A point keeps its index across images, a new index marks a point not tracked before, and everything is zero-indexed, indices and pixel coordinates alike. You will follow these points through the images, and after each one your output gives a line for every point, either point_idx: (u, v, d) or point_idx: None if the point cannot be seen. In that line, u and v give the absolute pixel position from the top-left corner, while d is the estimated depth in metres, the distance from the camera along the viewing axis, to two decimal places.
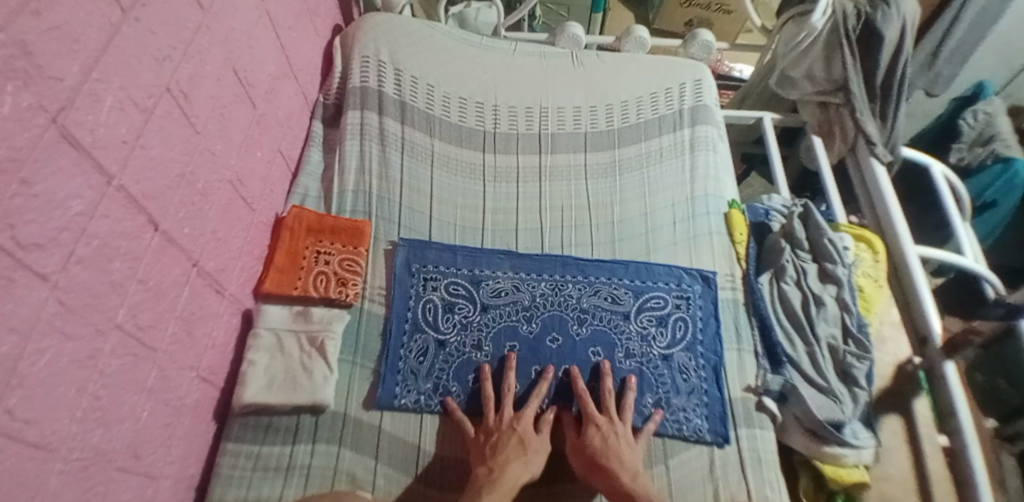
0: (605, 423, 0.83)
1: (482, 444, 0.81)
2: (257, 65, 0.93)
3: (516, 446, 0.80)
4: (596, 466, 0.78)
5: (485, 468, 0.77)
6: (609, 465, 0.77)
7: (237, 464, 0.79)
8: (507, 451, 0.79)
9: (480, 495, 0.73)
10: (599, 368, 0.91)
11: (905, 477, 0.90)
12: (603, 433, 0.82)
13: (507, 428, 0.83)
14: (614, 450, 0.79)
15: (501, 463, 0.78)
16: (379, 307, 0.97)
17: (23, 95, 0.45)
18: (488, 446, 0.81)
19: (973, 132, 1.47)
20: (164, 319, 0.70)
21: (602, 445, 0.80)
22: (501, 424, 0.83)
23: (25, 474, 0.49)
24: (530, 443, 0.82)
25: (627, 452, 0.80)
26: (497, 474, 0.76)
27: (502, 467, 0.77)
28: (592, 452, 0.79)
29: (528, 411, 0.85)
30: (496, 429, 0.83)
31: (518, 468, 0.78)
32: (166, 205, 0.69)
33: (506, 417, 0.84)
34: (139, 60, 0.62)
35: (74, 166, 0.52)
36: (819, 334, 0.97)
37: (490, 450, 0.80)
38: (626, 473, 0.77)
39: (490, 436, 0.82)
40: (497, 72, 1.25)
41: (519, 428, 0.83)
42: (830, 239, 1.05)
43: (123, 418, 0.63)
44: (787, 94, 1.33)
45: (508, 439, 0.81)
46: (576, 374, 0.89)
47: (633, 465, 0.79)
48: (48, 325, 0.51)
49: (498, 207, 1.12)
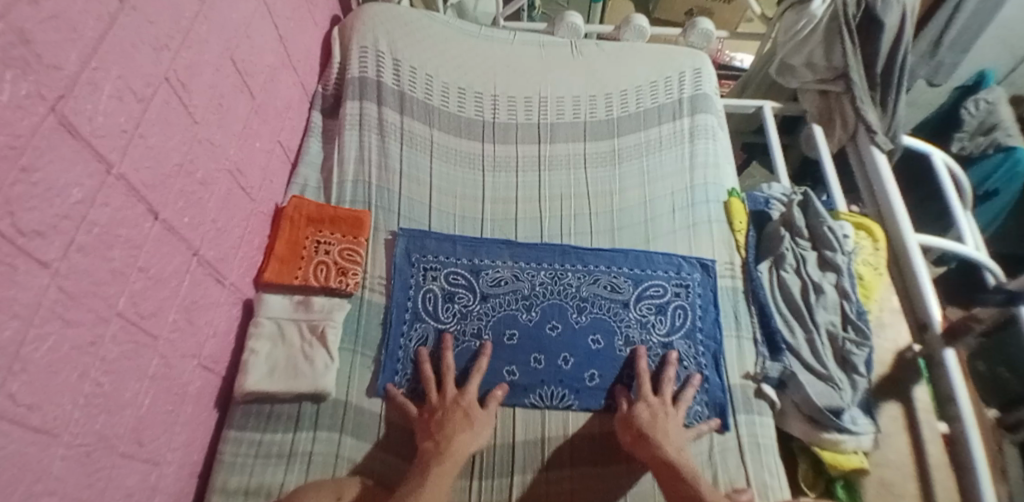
0: (657, 401, 0.84)
1: (428, 421, 0.81)
2: (255, 55, 0.94)
3: (460, 419, 0.80)
4: (641, 436, 0.79)
5: (431, 442, 0.76)
6: (651, 437, 0.78)
7: (240, 451, 0.80)
8: (453, 425, 0.79)
9: (428, 467, 0.72)
10: (666, 359, 0.92)
11: (904, 461, 0.91)
12: (653, 409, 0.83)
13: (451, 404, 0.82)
14: (660, 425, 0.80)
15: (447, 435, 0.77)
16: (380, 296, 0.97)
17: (22, 84, 0.45)
18: (434, 423, 0.80)
19: (975, 121, 1.44)
20: (165, 307, 0.70)
21: (648, 419, 0.81)
22: (444, 401, 0.83)
23: (28, 458, 0.49)
24: (475, 416, 0.81)
25: (674, 429, 0.81)
26: (444, 447, 0.75)
27: (449, 439, 0.76)
28: (639, 424, 0.80)
29: (470, 388, 0.85)
30: (440, 407, 0.82)
31: (464, 439, 0.77)
32: (166, 195, 0.69)
33: (449, 395, 0.84)
34: (137, 48, 0.62)
35: (74, 155, 0.53)
36: (819, 321, 0.97)
37: (436, 426, 0.79)
38: (670, 446, 0.77)
39: (434, 413, 0.81)
40: (496, 62, 1.25)
41: (463, 402, 0.82)
42: (830, 227, 1.05)
43: (125, 405, 0.64)
44: (787, 82, 1.33)
45: (453, 414, 0.80)
46: (641, 354, 0.91)
47: (678, 440, 0.79)
48: (49, 312, 0.51)
49: (497, 196, 1.12)
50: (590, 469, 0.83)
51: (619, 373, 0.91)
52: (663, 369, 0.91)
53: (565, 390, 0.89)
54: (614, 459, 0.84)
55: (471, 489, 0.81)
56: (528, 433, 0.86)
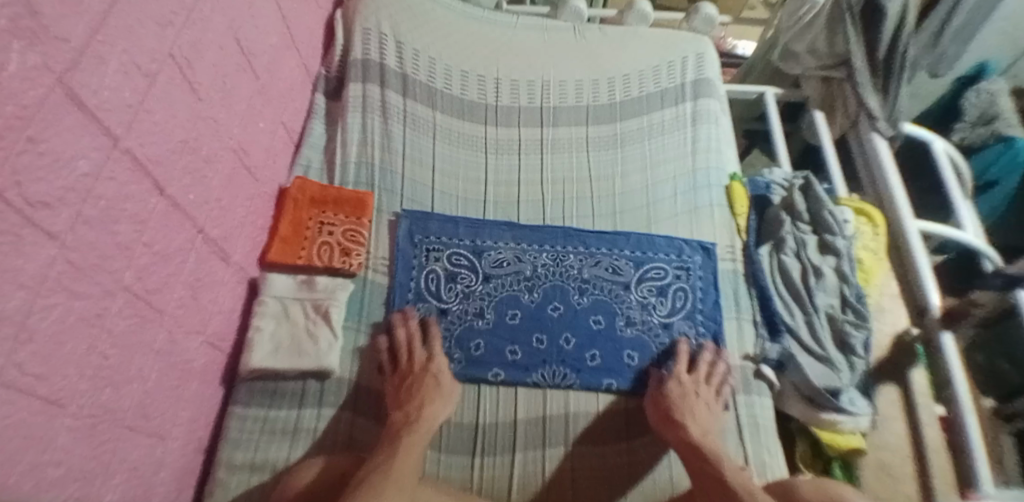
0: (691, 381, 0.85)
1: (397, 390, 0.83)
2: (260, 35, 0.94)
3: (428, 388, 0.82)
4: (668, 420, 0.81)
5: (401, 414, 0.78)
6: (680, 419, 0.79)
7: (245, 427, 0.81)
8: (420, 395, 0.80)
9: (399, 437, 0.73)
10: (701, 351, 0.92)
11: (901, 444, 0.92)
12: (688, 389, 0.84)
13: (419, 371, 0.84)
14: (693, 407, 0.81)
15: (416, 407, 0.79)
16: (382, 276, 0.98)
17: (29, 55, 0.45)
18: (401, 391, 0.82)
19: (976, 110, 1.46)
20: (172, 283, 0.71)
21: (683, 398, 0.82)
22: (413, 367, 0.85)
23: (34, 427, 0.49)
24: (444, 382, 0.84)
25: (702, 412, 0.82)
26: (414, 418, 0.77)
27: (418, 411, 0.78)
28: (667, 407, 0.82)
29: (436, 357, 0.86)
30: (408, 375, 0.84)
31: (433, 405, 0.80)
32: (171, 170, 0.70)
33: (416, 360, 0.85)
34: (142, 24, 0.62)
35: (79, 127, 0.53)
36: (819, 304, 0.98)
37: (404, 397, 0.81)
38: (697, 429, 0.79)
39: (400, 379, 0.84)
40: (499, 46, 1.26)
41: (432, 372, 0.84)
42: (830, 212, 1.06)
43: (131, 379, 0.64)
44: (789, 69, 1.34)
45: (425, 382, 0.82)
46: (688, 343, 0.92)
47: (705, 424, 0.81)
48: (56, 283, 0.51)
49: (500, 178, 1.12)
50: (590, 448, 0.84)
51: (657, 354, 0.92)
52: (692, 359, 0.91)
53: (567, 370, 0.90)
54: (613, 439, 0.85)
55: (473, 465, 0.82)
56: (531, 413, 0.87)
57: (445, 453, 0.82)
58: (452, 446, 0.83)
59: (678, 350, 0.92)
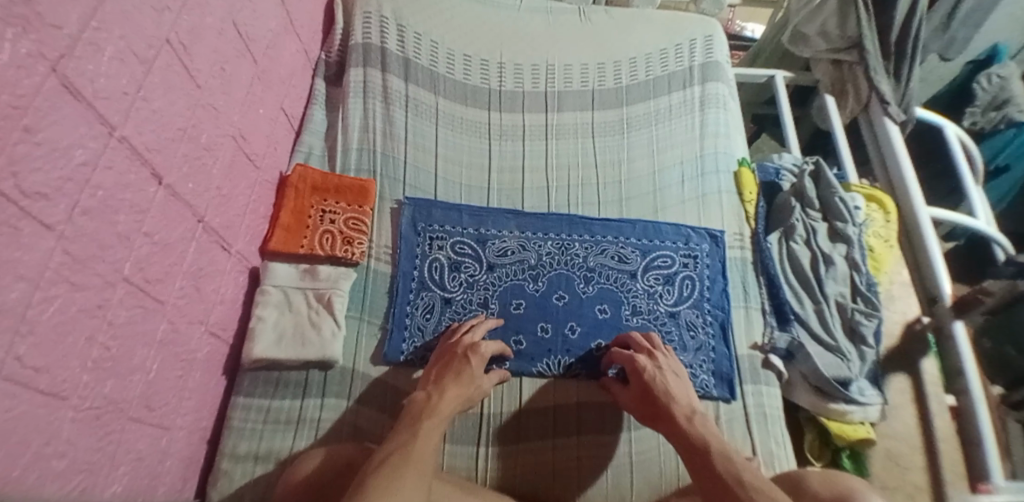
0: (651, 369, 0.78)
1: (435, 368, 0.80)
2: (259, 19, 0.91)
3: (463, 374, 0.78)
4: (655, 416, 0.74)
5: (424, 394, 0.74)
6: (663, 400, 0.74)
7: (248, 417, 0.81)
8: (451, 379, 0.77)
9: (417, 421, 0.69)
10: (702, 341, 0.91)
11: (910, 434, 0.91)
12: (660, 368, 0.79)
13: (459, 355, 0.80)
14: (667, 384, 0.76)
15: (439, 389, 0.75)
16: (386, 265, 0.96)
17: (24, 42, 0.44)
18: (439, 372, 0.79)
19: (987, 95, 1.41)
20: (173, 273, 0.70)
21: (656, 377, 0.77)
22: (456, 349, 0.81)
23: (37, 420, 0.49)
24: (478, 375, 0.79)
25: (687, 395, 0.75)
26: (435, 400, 0.73)
27: (439, 394, 0.74)
28: (648, 402, 0.76)
29: (485, 345, 0.82)
30: (451, 358, 0.81)
31: (458, 390, 0.75)
32: (170, 159, 0.68)
33: (464, 341, 0.82)
34: (139, 9, 0.60)
35: (76, 116, 0.51)
36: (828, 292, 0.97)
37: (436, 377, 0.78)
38: (682, 414, 0.72)
39: (444, 358, 0.81)
40: (503, 29, 1.23)
41: (472, 358, 0.80)
42: (841, 198, 1.05)
43: (134, 370, 0.63)
44: (799, 52, 1.29)
45: (461, 366, 0.79)
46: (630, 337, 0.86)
47: (694, 407, 0.73)
48: (56, 275, 0.50)
49: (504, 165, 1.10)
50: (596, 437, 0.83)
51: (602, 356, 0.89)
52: (699, 348, 0.90)
53: (571, 359, 0.89)
54: (618, 429, 0.84)
55: (479, 455, 0.81)
56: (536, 403, 0.86)
57: (451, 443, 0.82)
58: (459, 436, 0.82)
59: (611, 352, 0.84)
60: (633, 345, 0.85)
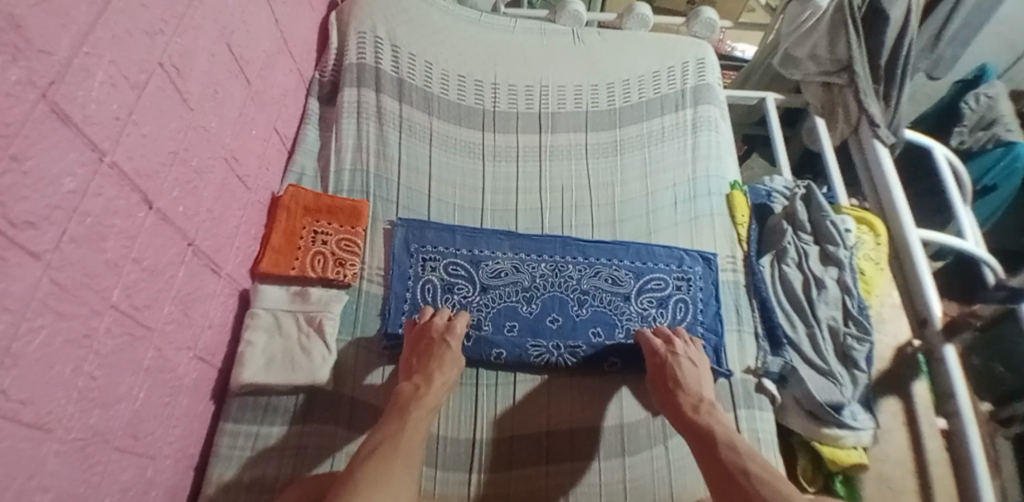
0: (668, 355, 0.85)
1: (414, 358, 0.83)
2: (252, 41, 0.91)
3: (444, 357, 0.82)
4: (666, 401, 0.81)
5: (411, 384, 0.78)
6: (673, 389, 0.81)
7: (236, 444, 0.79)
8: (436, 367, 0.80)
9: (407, 408, 0.74)
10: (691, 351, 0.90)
11: (903, 458, 0.90)
12: (676, 354, 0.85)
13: (437, 339, 0.84)
14: (680, 372, 0.82)
15: (427, 378, 0.79)
16: (378, 287, 0.96)
17: (13, 70, 0.43)
18: (420, 360, 0.82)
19: (975, 115, 1.43)
20: (161, 299, 0.69)
21: (670, 362, 0.84)
22: (432, 334, 0.84)
23: (20, 455, 0.47)
24: (456, 354, 0.83)
25: (700, 384, 0.82)
26: (423, 390, 0.77)
27: (429, 383, 0.78)
28: (662, 387, 0.83)
29: (457, 325, 0.86)
30: (429, 344, 0.84)
31: (443, 374, 0.80)
32: (161, 184, 0.68)
33: (437, 325, 0.86)
34: (131, 34, 0.60)
35: (65, 143, 0.50)
36: (820, 316, 0.98)
37: (419, 366, 0.81)
38: (689, 406, 0.79)
39: (420, 346, 0.84)
40: (498, 49, 1.24)
41: (450, 339, 0.84)
42: (832, 222, 1.06)
43: (120, 399, 0.62)
44: (789, 75, 1.31)
45: (439, 349, 0.83)
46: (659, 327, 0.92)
47: (704, 398, 0.80)
48: (42, 305, 0.49)
49: (497, 187, 1.10)
50: (589, 463, 0.82)
51: (612, 357, 0.90)
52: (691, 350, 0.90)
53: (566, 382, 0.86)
54: (611, 455, 0.83)
55: (469, 482, 0.80)
56: (530, 428, 0.85)
57: (439, 469, 0.80)
58: (448, 463, 0.81)
59: (638, 332, 0.91)
60: (658, 333, 0.90)
